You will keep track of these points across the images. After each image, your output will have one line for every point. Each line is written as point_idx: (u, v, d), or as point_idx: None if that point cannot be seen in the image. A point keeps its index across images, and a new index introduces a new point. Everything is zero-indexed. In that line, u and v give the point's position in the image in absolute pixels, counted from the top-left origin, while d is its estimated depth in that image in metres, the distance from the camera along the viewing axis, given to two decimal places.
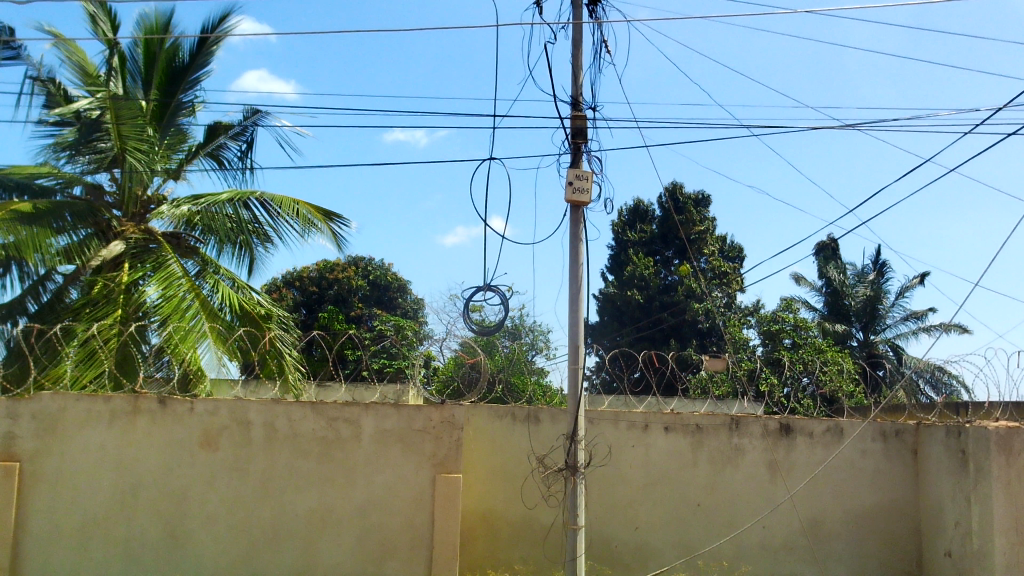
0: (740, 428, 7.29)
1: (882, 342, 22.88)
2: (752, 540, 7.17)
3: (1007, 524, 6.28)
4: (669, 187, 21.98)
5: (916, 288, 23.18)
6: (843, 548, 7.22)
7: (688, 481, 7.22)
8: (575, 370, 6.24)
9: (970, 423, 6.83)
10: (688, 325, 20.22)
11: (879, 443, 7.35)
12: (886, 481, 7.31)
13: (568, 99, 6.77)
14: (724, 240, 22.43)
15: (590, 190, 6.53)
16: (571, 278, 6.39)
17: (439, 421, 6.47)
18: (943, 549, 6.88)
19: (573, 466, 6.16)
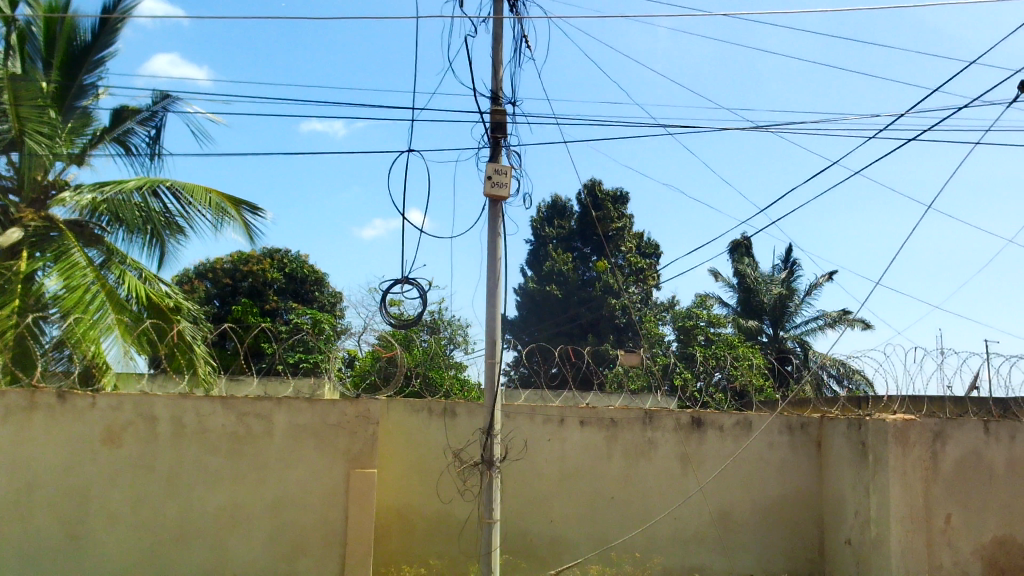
0: (654, 422, 7.42)
1: (791, 338, 23.69)
2: (664, 531, 7.31)
3: (902, 513, 6.57)
4: (590, 184, 22.22)
5: (824, 286, 24.04)
6: (751, 538, 7.43)
7: (602, 474, 7.32)
8: (492, 365, 6.24)
9: (870, 416, 7.11)
10: (606, 320, 20.45)
11: (786, 436, 7.59)
12: (792, 473, 7.56)
13: (488, 93, 6.75)
14: (642, 237, 22.82)
15: (508, 185, 6.53)
16: (490, 273, 6.38)
17: (354, 415, 6.38)
18: (843, 538, 7.15)
19: (489, 460, 6.15)
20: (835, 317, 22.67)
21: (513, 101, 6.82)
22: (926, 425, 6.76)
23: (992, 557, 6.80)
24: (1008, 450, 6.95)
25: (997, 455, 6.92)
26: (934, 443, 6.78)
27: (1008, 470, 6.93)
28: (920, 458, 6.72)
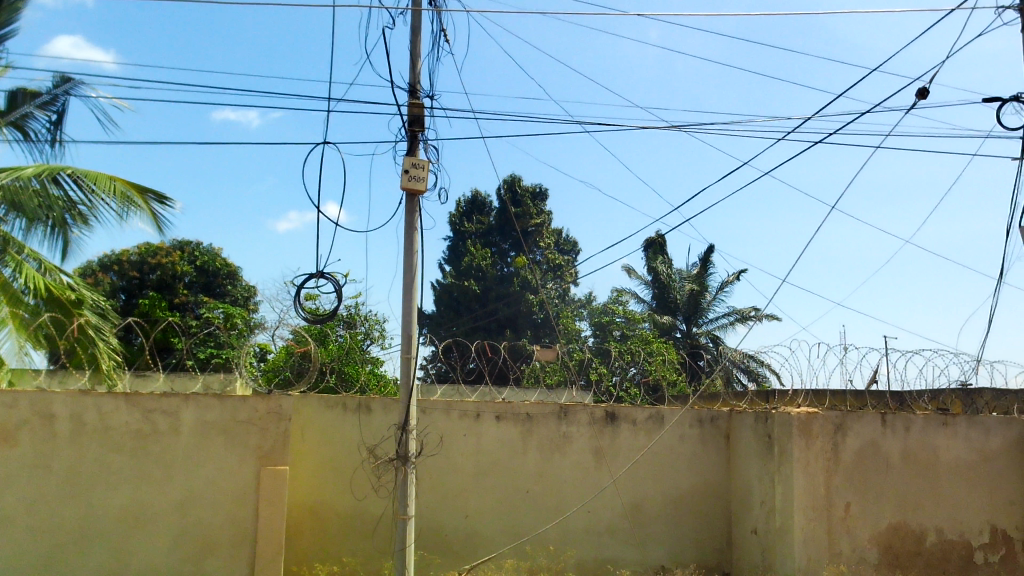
0: (568, 416, 7.51)
1: (703, 334, 24.30)
2: (577, 525, 7.40)
3: (805, 503, 6.81)
4: (508, 180, 22.32)
5: (735, 283, 24.75)
6: (662, 530, 7.58)
7: (517, 468, 7.36)
8: (408, 360, 6.20)
9: (776, 409, 7.35)
10: (523, 316, 20.82)
11: (696, 429, 7.77)
12: (702, 465, 7.75)
13: (406, 86, 6.69)
14: (560, 233, 23.05)
15: (426, 179, 6.49)
16: (406, 267, 6.34)
17: (265, 412, 6.24)
18: (749, 528, 7.37)
19: (404, 456, 6.11)
20: (746, 313, 23.36)
21: (431, 95, 6.78)
22: (828, 418, 7.03)
23: (888, 543, 7.10)
24: (904, 441, 7.27)
25: (893, 446, 7.24)
26: (835, 435, 7.06)
27: (903, 460, 7.25)
28: (822, 449, 6.98)
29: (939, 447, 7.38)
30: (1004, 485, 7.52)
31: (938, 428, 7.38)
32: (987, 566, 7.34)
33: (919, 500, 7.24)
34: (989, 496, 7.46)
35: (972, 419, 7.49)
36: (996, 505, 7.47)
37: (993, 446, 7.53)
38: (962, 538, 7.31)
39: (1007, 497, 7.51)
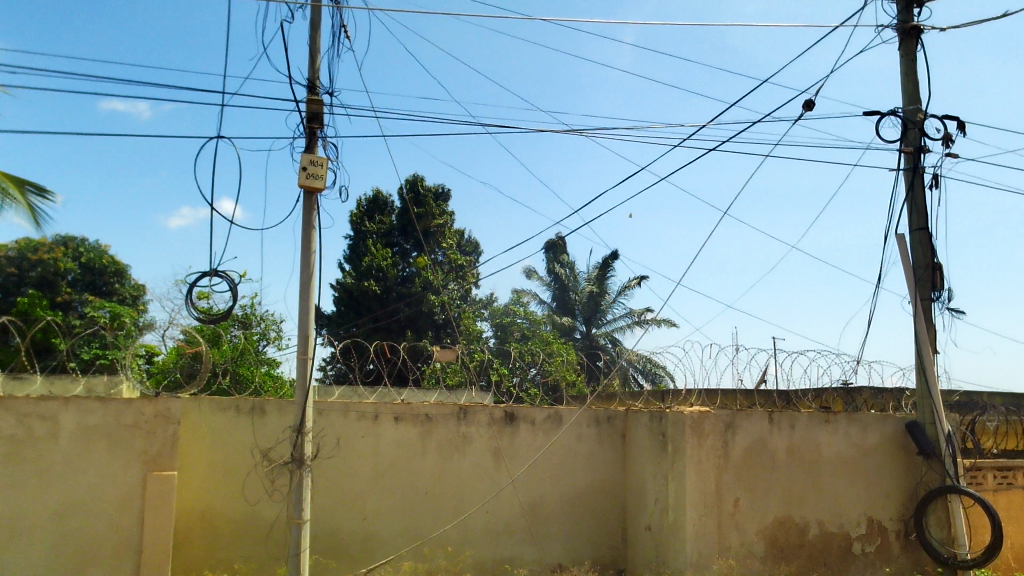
0: (468, 417, 7.51)
1: (602, 336, 24.74)
2: (476, 526, 7.40)
3: (696, 499, 7.02)
4: (410, 180, 22.19)
5: (633, 286, 25.29)
6: (559, 528, 7.67)
7: (415, 470, 7.31)
8: (304, 362, 6.07)
9: (670, 408, 7.55)
10: (425, 317, 20.66)
11: (593, 429, 7.90)
12: (599, 464, 7.88)
13: (305, 82, 6.56)
14: (462, 234, 23.09)
15: (324, 177, 6.38)
16: (303, 266, 6.21)
17: (153, 415, 6.01)
18: (644, 524, 7.54)
19: (300, 459, 5.98)
20: (644, 316, 23.88)
21: (331, 92, 6.67)
22: (719, 416, 7.27)
23: (774, 536, 7.38)
24: (789, 438, 7.58)
25: (780, 443, 7.54)
26: (726, 433, 7.30)
27: (789, 456, 7.56)
28: (713, 447, 7.21)
29: (821, 444, 7.73)
30: (879, 479, 7.93)
31: (820, 425, 7.74)
32: (864, 555, 7.72)
33: (803, 495, 7.56)
34: (867, 490, 7.85)
35: (851, 416, 7.88)
36: (872, 498, 7.87)
37: (869, 442, 7.95)
38: (842, 529, 7.67)
39: (882, 490, 7.93)
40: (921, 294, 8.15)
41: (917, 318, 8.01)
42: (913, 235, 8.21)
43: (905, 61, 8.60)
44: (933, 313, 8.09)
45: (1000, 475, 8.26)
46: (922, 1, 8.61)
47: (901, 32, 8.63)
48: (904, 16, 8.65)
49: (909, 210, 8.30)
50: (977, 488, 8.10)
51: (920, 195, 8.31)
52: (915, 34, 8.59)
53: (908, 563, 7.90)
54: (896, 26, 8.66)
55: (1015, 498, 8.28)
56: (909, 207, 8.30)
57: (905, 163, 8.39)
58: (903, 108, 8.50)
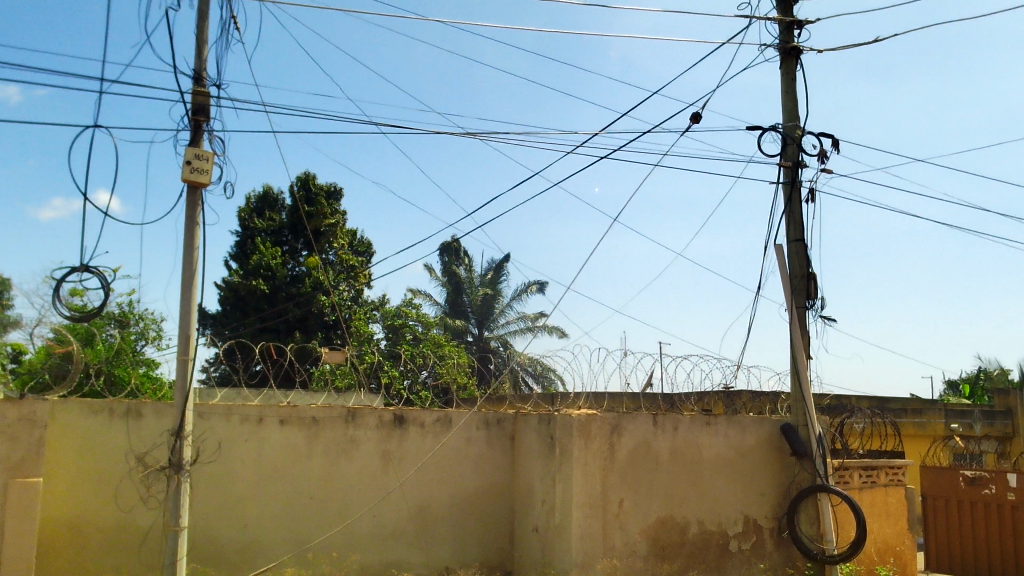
0: (356, 420, 7.39)
1: (494, 338, 24.91)
2: (363, 530, 7.29)
3: (582, 500, 7.16)
4: (302, 177, 21.74)
5: (527, 290, 25.54)
6: (446, 531, 7.64)
7: (302, 474, 7.16)
8: (184, 363, 5.84)
9: (558, 411, 7.66)
10: (315, 317, 20.49)
11: (482, 431, 7.92)
12: (487, 467, 7.91)
13: (190, 73, 6.32)
14: (354, 234, 22.80)
15: (210, 172, 6.17)
16: (185, 263, 5.98)
17: (17, 419, 5.67)
18: (531, 526, 7.61)
19: (178, 464, 5.74)
20: (537, 321, 24.14)
21: (219, 85, 6.46)
22: (605, 418, 7.42)
23: (656, 535, 7.57)
24: (672, 439, 7.81)
25: (663, 444, 7.75)
26: (612, 435, 7.46)
27: (671, 457, 7.79)
28: (599, 449, 7.36)
29: (702, 445, 8.00)
30: (755, 479, 8.26)
31: (701, 428, 8.00)
32: (740, 553, 8.02)
33: (684, 495, 7.80)
34: (744, 490, 8.16)
35: (731, 418, 8.19)
36: (749, 497, 8.19)
37: (747, 443, 8.27)
38: (720, 528, 7.95)
39: (758, 490, 8.26)
40: (797, 302, 8.54)
41: (792, 326, 8.40)
42: (790, 246, 8.60)
43: (786, 80, 9.02)
44: (807, 320, 8.49)
45: (865, 474, 8.74)
46: (803, 23, 9.04)
47: (783, 51, 9.06)
48: (785, 37, 9.07)
49: (788, 223, 8.69)
50: (845, 487, 8.55)
51: (798, 208, 8.71)
52: (795, 54, 9.03)
53: (781, 559, 8.25)
54: (778, 46, 9.07)
55: (879, 495, 8.78)
56: (788, 219, 8.70)
57: (784, 177, 8.79)
58: (783, 125, 8.92)
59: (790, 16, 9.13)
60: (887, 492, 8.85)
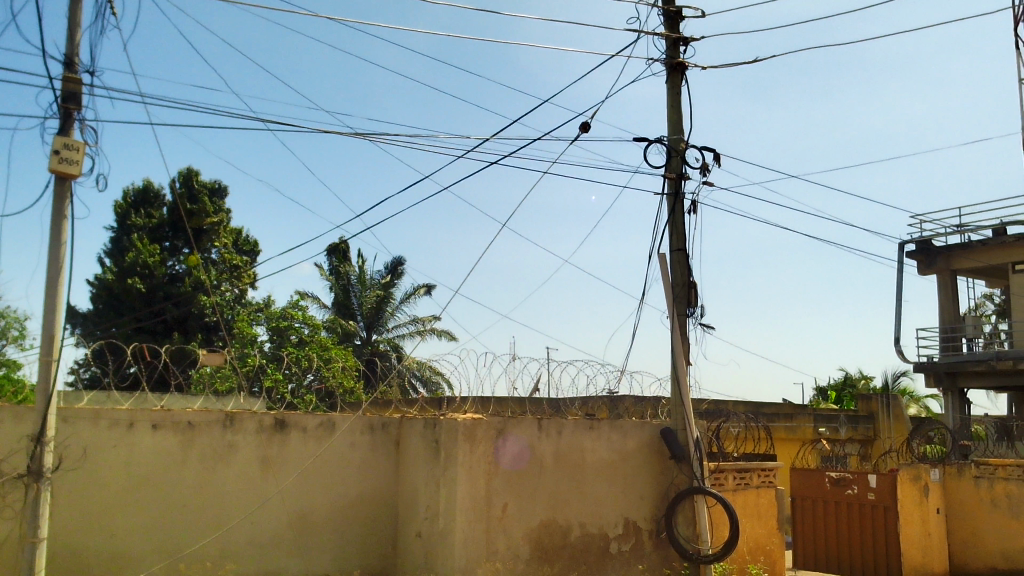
0: (234, 424, 7.15)
1: (383, 341, 24.67)
2: (240, 539, 7.06)
3: (466, 505, 7.17)
4: (184, 173, 20.97)
5: (417, 293, 25.41)
6: (327, 538, 7.49)
7: (175, 481, 6.88)
8: (48, 364, 5.51)
9: (444, 415, 7.64)
10: (194, 318, 19.82)
11: (366, 436, 7.81)
12: (371, 472, 7.80)
13: (61, 57, 5.99)
14: (239, 233, 22.15)
15: (80, 163, 5.85)
16: (50, 259, 5.65)
17: None
18: (414, 531, 7.55)
19: (37, 472, 5.41)
20: (427, 323, 24.05)
21: (92, 72, 6.14)
22: (491, 423, 7.45)
23: (538, 538, 7.64)
24: (556, 444, 7.91)
25: (547, 449, 7.84)
26: (497, 439, 7.49)
27: (555, 461, 7.88)
28: (484, 453, 7.38)
29: (585, 449, 8.13)
30: (635, 481, 8.45)
31: (585, 432, 8.14)
32: (619, 554, 8.19)
33: (567, 498, 7.90)
34: (625, 493, 8.34)
35: (614, 423, 8.36)
36: (629, 500, 8.37)
37: (629, 447, 8.46)
38: (601, 530, 8.09)
39: (639, 492, 8.46)
40: (678, 310, 8.81)
41: (673, 334, 8.67)
42: (672, 255, 8.86)
43: (672, 94, 9.30)
44: (687, 328, 8.76)
45: (739, 476, 9.08)
46: (688, 40, 9.36)
47: (669, 66, 9.34)
48: (672, 52, 9.36)
49: (671, 232, 8.95)
50: (719, 488, 8.87)
51: (681, 219, 8.99)
52: (680, 69, 9.33)
53: (658, 559, 8.47)
54: (665, 61, 9.36)
55: (751, 496, 9.14)
56: (671, 229, 8.96)
57: (669, 188, 9.06)
58: (668, 137, 9.19)
59: (677, 32, 9.43)
60: (759, 493, 9.22)
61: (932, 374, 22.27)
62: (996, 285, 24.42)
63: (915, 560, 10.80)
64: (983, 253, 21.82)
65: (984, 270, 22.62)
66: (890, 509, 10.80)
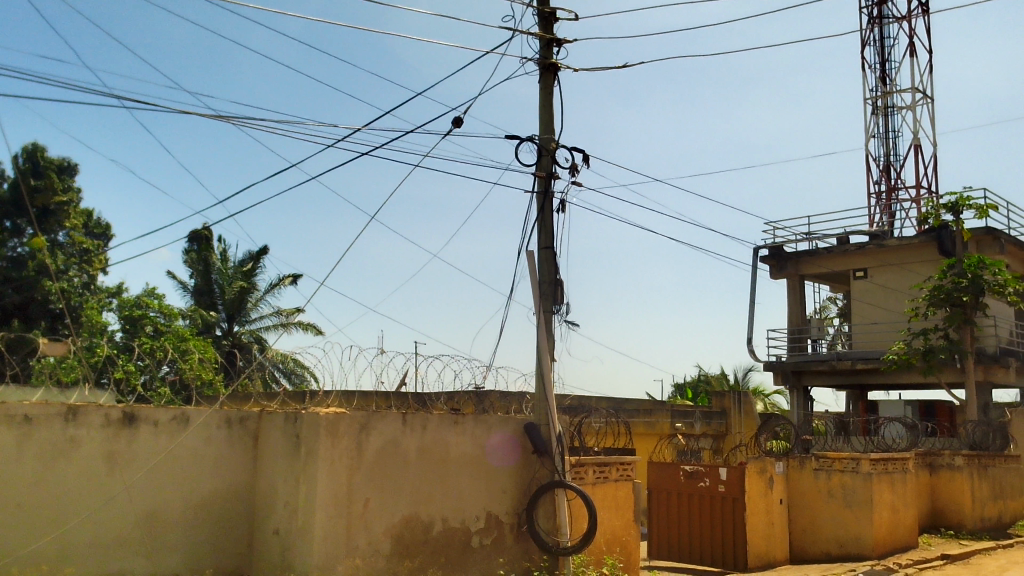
0: (77, 418, 6.74)
1: (245, 332, 23.95)
2: (82, 539, 6.67)
3: (327, 501, 7.05)
4: (29, 148, 19.64)
5: (283, 283, 24.77)
6: (178, 537, 7.18)
7: (10, 479, 6.39)
8: None
9: (305, 410, 7.47)
10: (37, 304, 18.61)
11: (223, 431, 7.55)
12: (227, 468, 7.54)
13: None
14: (90, 215, 21.01)
15: None
16: None
17: None
18: (271, 528, 7.35)
19: None
20: (292, 316, 23.48)
21: None
22: (354, 417, 7.35)
23: (400, 533, 7.58)
24: (420, 438, 7.87)
25: (411, 443, 7.79)
26: (360, 434, 7.40)
27: (418, 456, 7.85)
28: (347, 448, 7.27)
29: (449, 444, 8.14)
30: (498, 476, 8.52)
31: (450, 427, 8.15)
32: (481, 548, 8.24)
33: (430, 493, 7.89)
34: (487, 487, 8.41)
35: (478, 417, 8.41)
36: (492, 494, 8.44)
37: (492, 441, 8.53)
38: (463, 525, 8.12)
39: (502, 487, 8.55)
40: (545, 307, 8.96)
41: (539, 330, 8.82)
42: (541, 252, 9.00)
43: (544, 94, 9.43)
44: (553, 324, 8.94)
45: (598, 470, 9.33)
46: (562, 41, 9.52)
47: (542, 66, 9.48)
48: (545, 52, 9.50)
49: (540, 230, 9.09)
50: (580, 482, 9.08)
51: (549, 218, 9.14)
52: (553, 69, 9.47)
53: (519, 552, 8.58)
54: (538, 60, 9.49)
55: (610, 490, 9.41)
56: (539, 227, 9.10)
57: (538, 186, 9.20)
58: (540, 136, 9.33)
59: (550, 33, 9.57)
60: (617, 486, 9.50)
61: (780, 373, 23.56)
62: (838, 290, 26.11)
63: (759, 548, 11.43)
64: (828, 260, 23.26)
65: (828, 276, 24.16)
66: (739, 501, 11.35)
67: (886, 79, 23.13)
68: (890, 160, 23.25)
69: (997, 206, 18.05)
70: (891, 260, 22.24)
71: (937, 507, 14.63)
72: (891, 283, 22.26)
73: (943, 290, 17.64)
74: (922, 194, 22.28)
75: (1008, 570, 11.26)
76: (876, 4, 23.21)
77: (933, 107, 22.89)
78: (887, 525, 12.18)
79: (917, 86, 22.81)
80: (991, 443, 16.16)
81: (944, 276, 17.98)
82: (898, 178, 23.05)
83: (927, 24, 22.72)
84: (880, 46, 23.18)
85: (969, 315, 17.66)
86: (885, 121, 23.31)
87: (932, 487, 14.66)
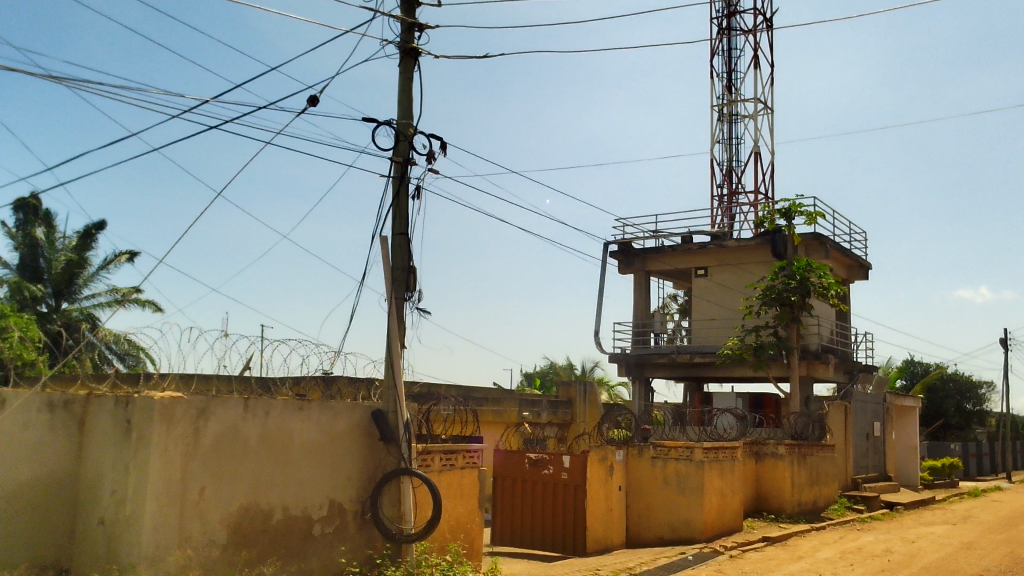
0: None
1: (75, 310, 22.52)
2: None
3: (158, 488, 6.73)
4: None
5: (120, 260, 23.39)
6: None
7: None
8: None
9: (138, 393, 7.09)
10: None
11: (44, 414, 7.05)
12: (47, 453, 7.05)
13: None
14: None
15: None
16: None
17: None
18: (96, 518, 6.93)
19: None
20: (127, 293, 22.21)
21: None
22: (191, 402, 7.05)
23: (237, 522, 7.32)
24: (262, 424, 7.64)
25: (252, 427, 7.55)
26: (197, 419, 7.09)
27: (260, 442, 7.61)
28: (182, 434, 6.95)
29: (292, 431, 7.93)
30: (343, 462, 8.39)
31: (294, 412, 7.94)
32: (322, 536, 8.09)
33: (270, 481, 7.66)
34: (330, 473, 8.26)
35: (324, 404, 8.25)
36: (335, 481, 8.30)
37: (338, 428, 8.38)
38: (304, 513, 7.94)
39: (346, 473, 8.42)
40: (396, 293, 8.89)
41: (389, 318, 8.75)
42: (394, 238, 8.93)
43: (403, 78, 9.34)
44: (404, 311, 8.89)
45: (444, 458, 9.36)
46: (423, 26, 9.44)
47: (403, 50, 9.37)
48: (406, 36, 9.39)
49: (394, 215, 9.01)
50: (425, 469, 9.08)
51: (404, 203, 9.07)
52: (414, 54, 9.39)
53: (362, 541, 8.49)
54: (399, 44, 9.37)
55: (455, 477, 9.45)
56: (393, 214, 9.02)
57: (395, 171, 9.11)
58: (398, 121, 9.23)
59: (412, 18, 9.48)
60: (463, 474, 9.56)
61: (624, 364, 24.40)
62: (680, 287, 27.32)
63: (597, 533, 11.85)
64: (672, 257, 24.29)
65: (672, 273, 25.27)
66: (581, 487, 11.70)
67: (732, 88, 24.37)
68: (733, 165, 24.54)
69: (824, 214, 19.40)
70: (729, 260, 23.51)
71: (761, 492, 15.61)
72: (728, 282, 23.56)
73: (774, 290, 18.80)
74: (759, 199, 23.65)
75: (819, 550, 12.18)
76: (726, 16, 24.39)
77: (772, 118, 24.33)
78: (715, 509, 12.89)
79: (759, 97, 24.19)
80: (810, 432, 17.48)
81: (776, 277, 19.17)
82: (738, 183, 24.36)
83: (770, 39, 24.13)
84: (728, 56, 24.38)
85: (796, 313, 18.90)
86: (730, 128, 24.57)
87: (757, 474, 15.63)
